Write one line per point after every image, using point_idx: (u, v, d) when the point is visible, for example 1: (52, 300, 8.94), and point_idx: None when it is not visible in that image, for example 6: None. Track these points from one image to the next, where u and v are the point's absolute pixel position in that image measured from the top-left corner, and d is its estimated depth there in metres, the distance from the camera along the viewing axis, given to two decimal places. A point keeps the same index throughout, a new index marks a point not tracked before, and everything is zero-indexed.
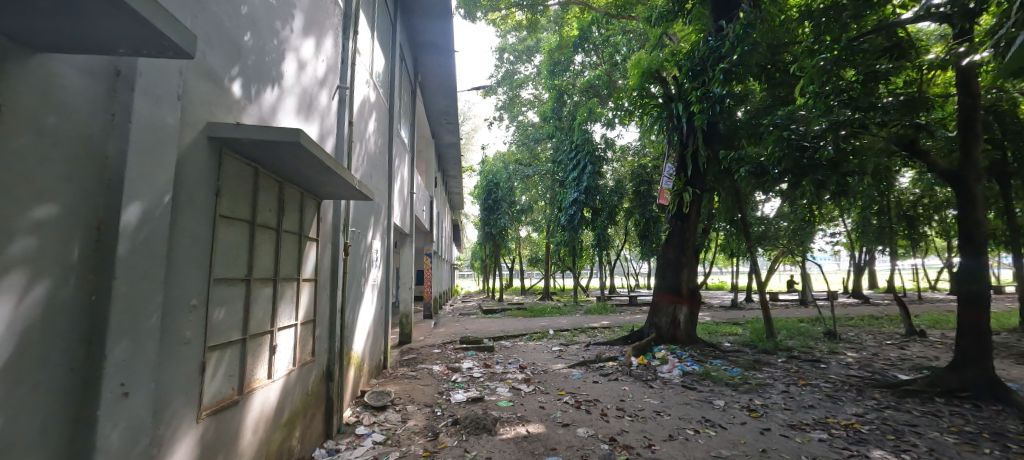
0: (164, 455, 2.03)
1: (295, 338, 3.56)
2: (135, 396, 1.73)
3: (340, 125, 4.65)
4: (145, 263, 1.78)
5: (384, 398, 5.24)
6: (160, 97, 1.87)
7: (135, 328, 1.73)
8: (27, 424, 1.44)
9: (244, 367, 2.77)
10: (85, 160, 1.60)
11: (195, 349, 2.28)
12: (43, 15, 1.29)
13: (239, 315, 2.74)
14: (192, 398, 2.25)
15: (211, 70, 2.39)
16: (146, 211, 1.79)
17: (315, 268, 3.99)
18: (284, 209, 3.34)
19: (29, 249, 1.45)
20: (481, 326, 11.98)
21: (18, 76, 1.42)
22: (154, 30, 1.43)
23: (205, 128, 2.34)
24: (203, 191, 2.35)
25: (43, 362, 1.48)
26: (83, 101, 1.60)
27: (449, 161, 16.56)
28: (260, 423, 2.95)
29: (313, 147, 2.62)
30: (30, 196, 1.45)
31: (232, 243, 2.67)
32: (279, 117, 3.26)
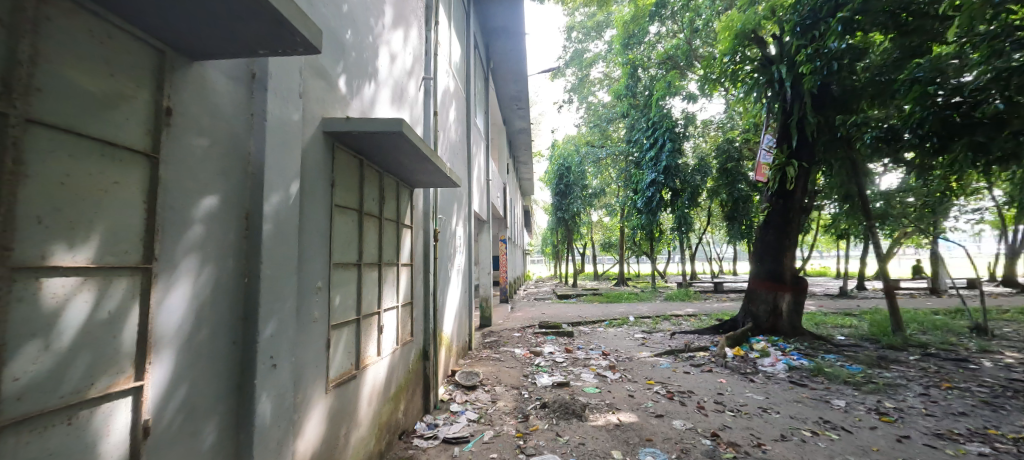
0: (303, 421, 2.26)
1: (397, 319, 3.79)
2: (279, 368, 1.96)
3: (427, 116, 4.83)
4: (280, 248, 1.99)
5: (474, 379, 5.45)
6: (285, 96, 2.05)
7: (277, 308, 1.95)
8: (207, 391, 1.67)
9: (359, 345, 2.98)
10: (233, 157, 1.80)
11: (323, 327, 2.50)
12: (202, 23, 1.42)
13: (353, 297, 2.96)
14: (322, 371, 2.47)
15: (323, 68, 2.56)
16: (280, 202, 2.00)
17: (411, 253, 4.21)
18: (384, 197, 3.53)
19: (200, 238, 1.65)
20: (557, 311, 11.95)
21: (181, 82, 1.59)
22: (290, 29, 1.54)
23: (321, 125, 2.51)
24: (322, 181, 2.54)
25: (214, 337, 1.70)
26: (228, 104, 1.78)
27: (520, 148, 16.60)
28: (373, 396, 3.19)
29: (414, 135, 2.70)
30: (198, 189, 1.65)
31: (346, 230, 2.89)
32: (377, 110, 3.44)
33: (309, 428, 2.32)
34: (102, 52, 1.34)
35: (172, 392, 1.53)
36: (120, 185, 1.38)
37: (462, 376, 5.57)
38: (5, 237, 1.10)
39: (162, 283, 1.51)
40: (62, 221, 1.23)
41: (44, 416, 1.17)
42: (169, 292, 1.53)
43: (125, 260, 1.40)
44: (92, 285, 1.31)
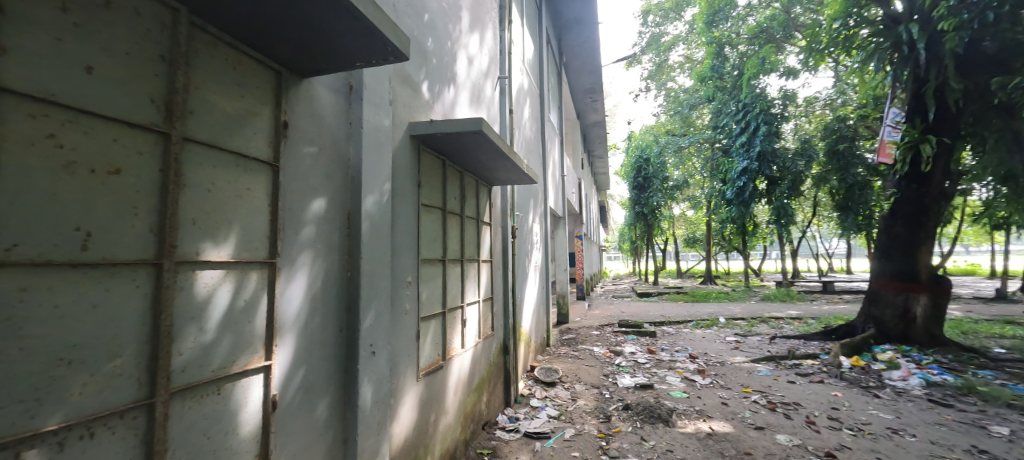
0: (399, 406, 2.45)
1: (479, 313, 3.93)
2: (377, 355, 2.16)
3: (503, 115, 4.92)
4: (376, 245, 2.18)
5: (554, 376, 5.49)
6: (377, 104, 2.23)
7: (374, 300, 2.15)
8: (320, 373, 1.89)
9: (445, 337, 3.14)
10: (337, 163, 2.00)
11: (414, 319, 2.69)
12: (310, 41, 1.60)
13: (439, 291, 3.12)
14: (413, 361, 2.66)
15: (409, 75, 2.73)
16: (375, 202, 2.20)
17: (491, 249, 4.34)
18: (465, 195, 3.67)
19: (312, 236, 1.87)
20: (638, 310, 11.57)
21: (294, 98, 1.81)
22: (382, 38, 1.67)
23: (408, 129, 2.69)
24: (410, 182, 2.72)
25: (325, 325, 1.92)
26: (331, 115, 1.98)
27: (595, 141, 16.28)
28: (459, 386, 3.35)
29: (494, 134, 2.76)
30: (309, 192, 1.86)
31: (432, 228, 3.06)
32: (457, 112, 3.59)
33: (404, 412, 2.50)
34: (234, 76, 1.56)
35: (294, 371, 1.75)
36: (251, 190, 1.60)
37: (542, 372, 5.67)
38: (172, 235, 1.33)
39: (285, 276, 1.73)
40: (209, 221, 1.45)
41: (201, 385, 1.40)
42: (290, 284, 1.75)
43: (256, 255, 1.62)
44: (233, 277, 1.53)
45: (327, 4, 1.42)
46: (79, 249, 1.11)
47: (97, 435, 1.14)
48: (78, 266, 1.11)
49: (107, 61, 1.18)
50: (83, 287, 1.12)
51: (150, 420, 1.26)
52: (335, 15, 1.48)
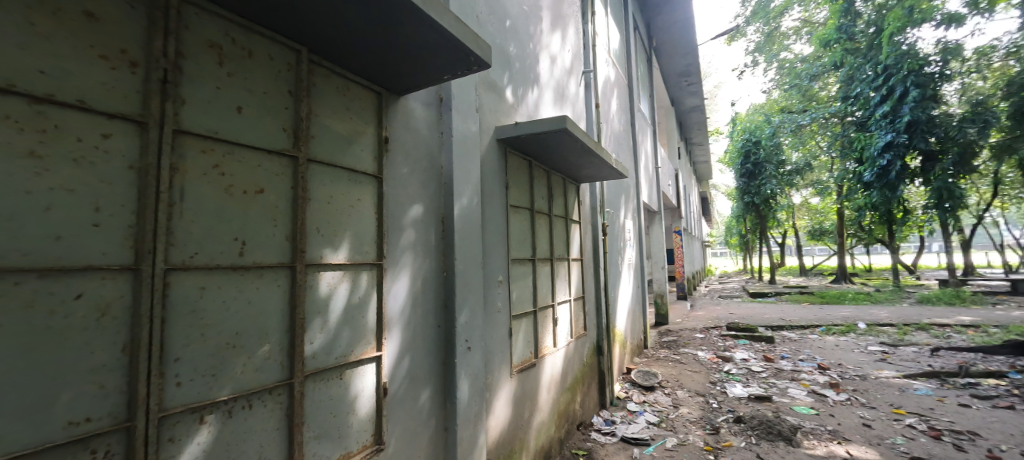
0: (494, 401, 2.59)
1: (571, 312, 3.97)
2: (472, 351, 2.31)
3: (588, 110, 4.89)
4: (468, 247, 2.34)
5: (652, 380, 5.33)
6: (464, 112, 2.39)
7: (467, 298, 2.30)
8: (422, 365, 2.07)
9: (537, 336, 3.23)
10: (430, 170, 2.19)
11: (506, 317, 2.81)
12: (404, 61, 1.77)
13: (530, 290, 3.22)
14: (507, 358, 2.78)
15: (493, 82, 2.87)
16: (466, 206, 2.35)
17: (581, 248, 4.35)
18: (552, 194, 3.74)
19: (412, 240, 2.07)
20: (750, 312, 10.64)
21: (393, 114, 2.03)
22: (466, 51, 1.78)
23: (494, 133, 2.83)
24: (498, 184, 2.85)
25: (425, 321, 2.10)
26: (424, 126, 2.18)
27: (693, 128, 15.32)
28: (552, 385, 3.42)
29: (578, 130, 2.78)
30: (408, 199, 2.06)
31: (521, 228, 3.17)
32: (541, 111, 3.67)
33: (499, 407, 2.63)
34: (342, 101, 1.80)
35: (399, 363, 1.95)
36: (360, 200, 1.83)
37: (639, 375, 5.53)
38: (302, 242, 1.57)
39: (390, 276, 1.94)
40: (329, 228, 1.69)
41: (326, 370, 1.64)
42: (394, 283, 1.96)
43: (367, 257, 1.84)
44: (348, 276, 1.76)
45: (416, 27, 1.56)
46: (237, 255, 1.38)
47: (253, 408, 1.41)
48: (236, 269, 1.38)
49: (249, 99, 1.46)
50: (240, 286, 1.39)
51: (291, 397, 1.51)
52: (423, 36, 1.62)
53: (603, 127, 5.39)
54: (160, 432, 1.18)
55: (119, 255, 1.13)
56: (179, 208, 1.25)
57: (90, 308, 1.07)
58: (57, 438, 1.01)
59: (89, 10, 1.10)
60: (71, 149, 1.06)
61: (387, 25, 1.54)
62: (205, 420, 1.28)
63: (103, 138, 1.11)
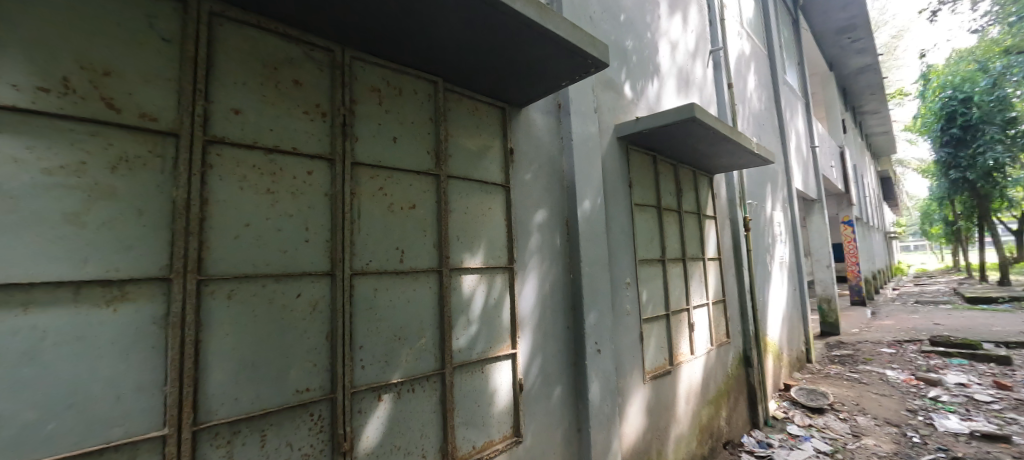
0: (627, 406, 2.59)
1: (709, 317, 3.73)
2: (602, 354, 2.36)
3: (719, 93, 4.55)
4: (594, 249, 2.39)
5: (821, 400, 4.61)
6: (582, 114, 2.47)
7: (595, 300, 2.35)
8: (553, 364, 2.19)
9: (671, 341, 3.14)
10: (552, 176, 2.31)
11: (635, 321, 2.79)
12: (525, 75, 1.90)
13: (661, 294, 3.15)
14: (638, 364, 2.76)
15: (611, 80, 2.89)
16: (589, 209, 2.41)
17: (718, 246, 4.06)
18: (682, 190, 3.60)
19: (538, 243, 2.20)
20: (964, 322, 8.49)
21: (516, 126, 2.20)
22: (583, 57, 1.82)
23: (614, 131, 2.85)
24: (621, 183, 2.85)
25: (554, 322, 2.22)
26: (545, 134, 2.31)
27: (862, 95, 12.89)
28: (691, 396, 3.27)
29: (707, 117, 2.63)
30: (533, 205, 2.20)
31: (648, 227, 3.11)
32: (663, 102, 3.56)
33: (632, 412, 2.63)
34: (472, 120, 2.02)
35: (532, 361, 2.10)
36: (491, 209, 2.02)
37: (801, 393, 4.87)
38: (446, 249, 1.81)
39: (520, 279, 2.09)
40: (466, 236, 1.91)
41: (470, 363, 1.85)
42: (525, 285, 2.11)
43: (499, 261, 2.02)
44: (485, 278, 1.96)
45: (536, 43, 1.67)
46: (398, 261, 1.66)
47: (415, 393, 1.67)
48: (398, 273, 1.66)
49: (402, 129, 1.74)
50: (402, 288, 1.67)
51: (443, 386, 1.75)
52: (542, 48, 1.71)
53: (739, 108, 4.94)
54: (353, 404, 1.49)
55: (320, 264, 1.46)
56: (356, 225, 1.55)
57: (304, 304, 1.41)
58: (289, 401, 1.34)
59: (294, 77, 1.45)
60: (289, 184, 1.40)
61: (510, 47, 1.68)
62: (382, 398, 1.57)
63: (307, 173, 1.45)
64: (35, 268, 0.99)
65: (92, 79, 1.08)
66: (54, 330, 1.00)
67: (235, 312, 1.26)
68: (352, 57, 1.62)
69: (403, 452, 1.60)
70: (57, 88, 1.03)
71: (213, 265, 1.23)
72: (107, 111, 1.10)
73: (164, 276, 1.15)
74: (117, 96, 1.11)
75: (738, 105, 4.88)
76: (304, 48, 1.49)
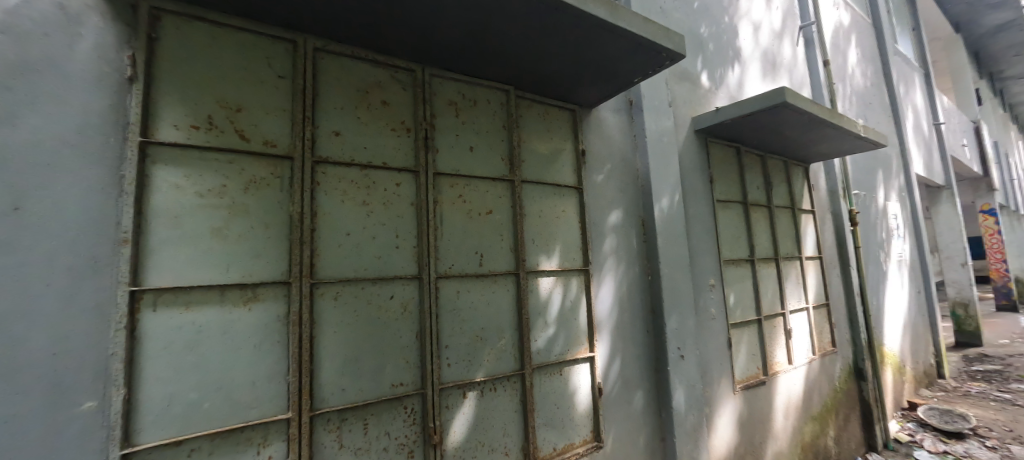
0: (716, 415, 2.47)
1: (810, 323, 3.42)
2: (686, 360, 2.26)
3: (813, 74, 4.16)
4: (673, 250, 2.32)
5: (963, 425, 3.83)
6: (656, 110, 2.41)
7: (676, 302, 2.27)
8: (633, 368, 2.15)
9: (765, 349, 2.93)
10: (626, 176, 2.28)
11: (722, 325, 2.65)
12: (595, 76, 1.90)
13: (751, 297, 2.95)
14: (727, 372, 2.61)
15: (686, 71, 2.78)
16: (667, 208, 2.34)
17: (818, 244, 3.71)
18: (771, 184, 3.35)
19: (613, 244, 2.18)
20: None
21: (588, 127, 2.20)
22: (658, 52, 1.75)
23: (691, 125, 2.74)
24: (701, 180, 2.73)
25: (633, 325, 2.19)
26: (617, 133, 2.29)
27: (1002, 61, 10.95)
28: (790, 410, 3.02)
29: (798, 101, 2.42)
30: (607, 206, 2.19)
31: (733, 225, 2.94)
32: (745, 89, 3.35)
33: (722, 423, 2.50)
34: (543, 124, 2.06)
35: (611, 364, 2.08)
36: (565, 212, 2.05)
37: (930, 413, 4.19)
38: (523, 252, 1.87)
39: (596, 280, 2.09)
40: (541, 239, 1.96)
41: (549, 365, 1.88)
42: (601, 287, 2.11)
43: (574, 263, 2.04)
44: (560, 281, 1.99)
45: (607, 43, 1.66)
46: (478, 265, 1.74)
47: (498, 392, 1.74)
48: (478, 276, 1.74)
49: (478, 139, 1.83)
50: (482, 290, 1.75)
51: (523, 386, 1.80)
52: (613, 47, 1.69)
53: (838, 87, 4.47)
54: (441, 400, 1.59)
55: (410, 268, 1.58)
56: (439, 232, 1.66)
57: (397, 305, 1.53)
58: (387, 394, 1.47)
59: (383, 98, 1.60)
60: (381, 195, 1.54)
61: (582, 50, 1.69)
62: (467, 395, 1.65)
63: (395, 185, 1.58)
64: (190, 274, 1.19)
65: (228, 115, 1.29)
66: (206, 325, 1.20)
67: (340, 312, 1.42)
68: (431, 75, 1.74)
69: (487, 449, 1.67)
70: (203, 125, 1.25)
71: (322, 270, 1.40)
72: (239, 141, 1.30)
73: (285, 280, 1.32)
74: (246, 128, 1.31)
75: (837, 84, 4.42)
76: (390, 71, 1.63)
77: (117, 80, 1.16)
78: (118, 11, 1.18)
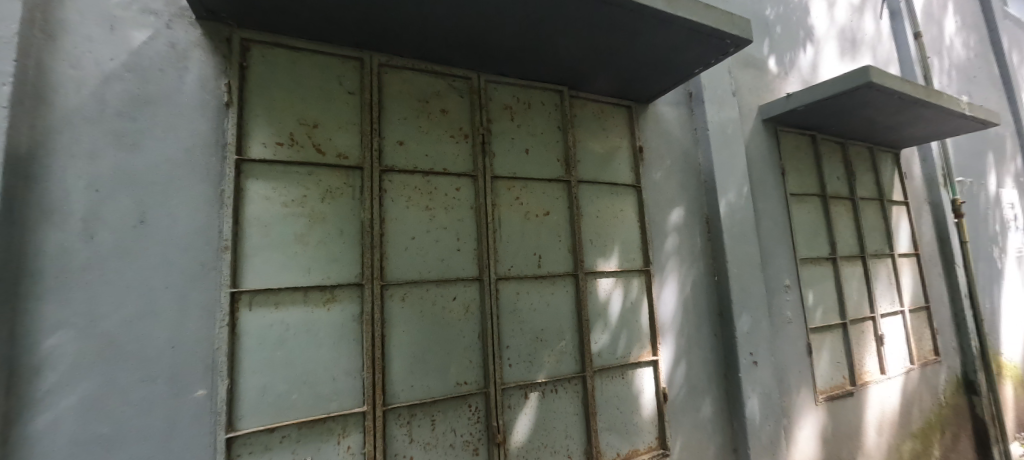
0: (795, 426, 2.31)
1: (906, 329, 3.09)
2: (760, 366, 2.13)
3: (901, 49, 3.76)
4: (743, 248, 2.20)
5: None
6: (719, 101, 2.30)
7: (747, 304, 2.15)
8: (701, 373, 2.07)
9: (852, 357, 2.69)
10: (688, 171, 2.20)
11: (800, 329, 2.47)
12: (653, 69, 1.85)
13: (834, 299, 2.72)
14: (807, 380, 2.43)
15: (751, 57, 2.64)
16: (734, 204, 2.22)
17: (914, 240, 3.35)
18: (855, 174, 3.07)
19: (676, 243, 2.11)
20: None
21: (645, 123, 2.15)
22: (723, 39, 1.66)
23: (759, 114, 2.59)
24: (772, 173, 2.57)
25: (699, 327, 2.10)
26: (676, 127, 2.22)
27: None
28: (885, 426, 2.75)
29: (885, 81, 2.21)
30: (668, 204, 2.13)
31: (811, 221, 2.73)
32: (820, 72, 3.11)
33: (803, 435, 2.33)
34: (598, 123, 2.04)
35: (676, 368, 2.01)
36: (623, 211, 2.02)
37: None
38: (581, 253, 1.86)
39: (659, 281, 2.04)
40: (599, 239, 1.94)
41: (611, 367, 1.86)
42: (664, 288, 2.05)
43: (634, 264, 2.00)
44: (621, 281, 1.95)
45: (665, 35, 1.60)
46: (536, 266, 1.76)
47: (559, 394, 1.74)
48: (537, 278, 1.76)
49: (533, 141, 1.85)
50: (541, 292, 1.77)
51: (585, 389, 1.79)
52: (672, 38, 1.63)
53: (934, 61, 4.01)
54: (504, 400, 1.62)
55: (470, 271, 1.63)
56: (498, 234, 1.70)
57: (459, 307, 1.59)
58: (452, 392, 1.53)
59: (441, 107, 1.67)
60: (442, 200, 1.61)
61: (638, 43, 1.64)
62: (529, 396, 1.68)
63: (455, 190, 1.64)
64: (279, 277, 1.32)
65: (306, 131, 1.41)
66: (292, 324, 1.32)
67: (408, 313, 1.49)
68: (487, 81, 1.78)
69: (550, 451, 1.68)
70: (286, 142, 1.37)
71: (390, 273, 1.48)
72: (316, 155, 1.41)
73: (358, 282, 1.41)
74: (322, 142, 1.43)
75: (932, 58, 3.96)
76: (448, 80, 1.70)
77: (216, 105, 1.31)
78: (216, 44, 1.33)
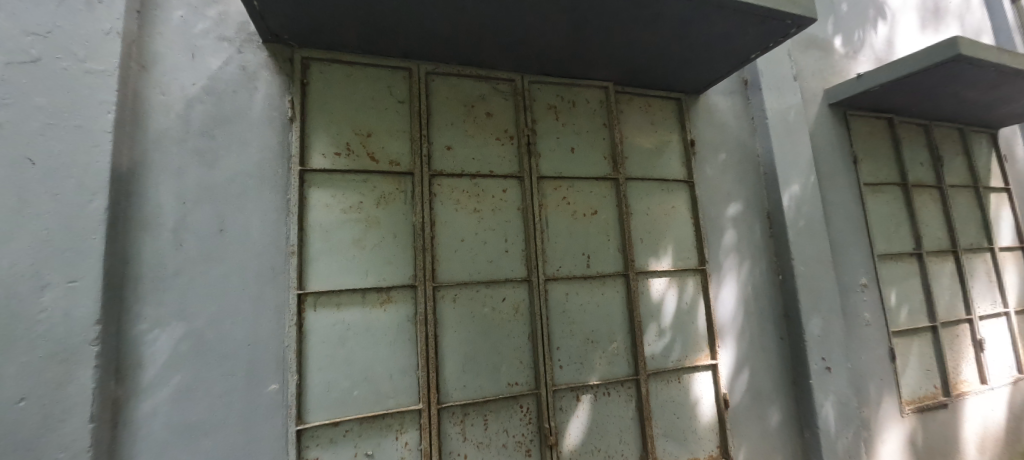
0: (876, 438, 2.12)
1: (1012, 333, 2.75)
2: (834, 371, 1.98)
3: (995, 15, 3.37)
4: (811, 244, 2.05)
5: None
6: (779, 87, 2.18)
7: (817, 305, 2.00)
8: (765, 378, 1.95)
9: (945, 364, 2.43)
10: (745, 164, 2.09)
11: (881, 332, 2.26)
12: (703, 59, 1.77)
13: (922, 299, 2.48)
14: (891, 389, 2.23)
15: (815, 38, 2.47)
16: (799, 197, 2.09)
17: (1018, 231, 2.98)
18: (942, 159, 2.79)
19: (734, 240, 2.02)
20: None
21: (696, 115, 2.08)
22: (782, 22, 1.55)
23: (824, 99, 2.42)
24: (842, 162, 2.39)
25: (761, 329, 1.99)
26: (731, 118, 2.12)
27: None
28: (987, 443, 2.47)
29: (976, 53, 1.99)
30: (724, 199, 2.03)
31: (890, 213, 2.51)
32: (896, 49, 2.85)
33: (886, 449, 2.14)
34: (647, 118, 1.99)
35: (737, 372, 1.91)
36: (676, 208, 1.95)
37: None
38: (632, 252, 1.81)
39: (715, 280, 1.95)
40: (651, 238, 1.88)
41: (667, 371, 1.80)
42: (721, 287, 1.96)
43: (688, 263, 1.93)
44: (674, 281, 1.89)
45: (716, 22, 1.53)
46: (586, 267, 1.74)
47: (612, 397, 1.71)
48: (586, 277, 1.74)
49: (580, 140, 1.84)
50: (591, 292, 1.75)
51: (639, 392, 1.74)
52: (724, 24, 1.55)
53: None
54: (555, 401, 1.62)
55: (519, 272, 1.64)
56: (545, 235, 1.70)
57: (509, 307, 1.61)
58: (504, 393, 1.54)
59: (487, 110, 1.70)
60: (490, 202, 1.64)
61: (687, 31, 1.57)
62: (581, 398, 1.66)
63: (502, 191, 1.66)
64: (340, 280, 1.40)
65: (361, 141, 1.48)
66: (353, 324, 1.39)
67: (459, 314, 1.53)
68: (531, 82, 1.79)
69: (604, 455, 1.66)
70: (343, 151, 1.45)
71: (441, 274, 1.53)
72: (370, 163, 1.48)
73: (412, 283, 1.47)
74: (375, 150, 1.49)
75: None
76: (492, 83, 1.73)
77: (282, 121, 1.41)
78: (280, 64, 1.43)
